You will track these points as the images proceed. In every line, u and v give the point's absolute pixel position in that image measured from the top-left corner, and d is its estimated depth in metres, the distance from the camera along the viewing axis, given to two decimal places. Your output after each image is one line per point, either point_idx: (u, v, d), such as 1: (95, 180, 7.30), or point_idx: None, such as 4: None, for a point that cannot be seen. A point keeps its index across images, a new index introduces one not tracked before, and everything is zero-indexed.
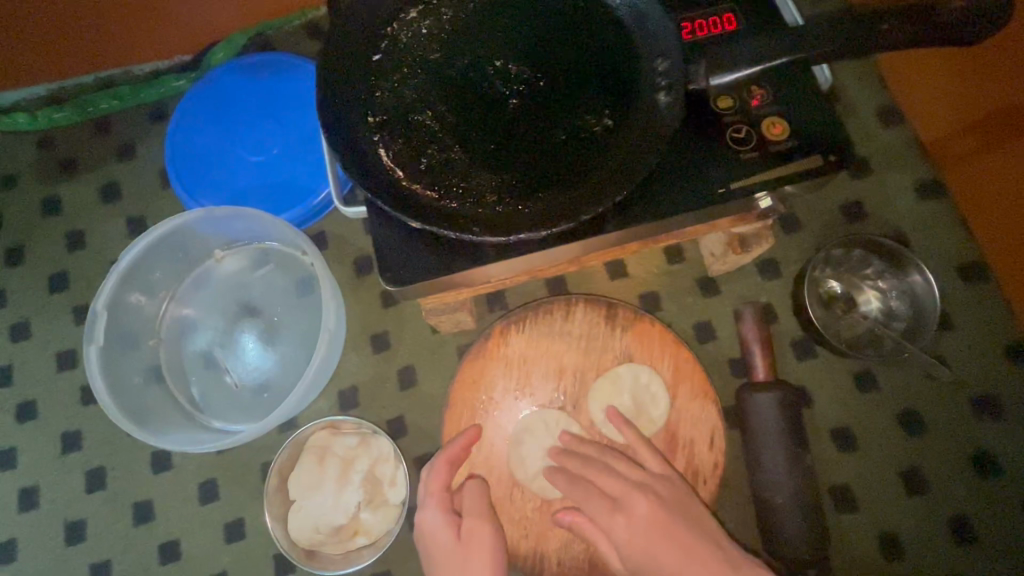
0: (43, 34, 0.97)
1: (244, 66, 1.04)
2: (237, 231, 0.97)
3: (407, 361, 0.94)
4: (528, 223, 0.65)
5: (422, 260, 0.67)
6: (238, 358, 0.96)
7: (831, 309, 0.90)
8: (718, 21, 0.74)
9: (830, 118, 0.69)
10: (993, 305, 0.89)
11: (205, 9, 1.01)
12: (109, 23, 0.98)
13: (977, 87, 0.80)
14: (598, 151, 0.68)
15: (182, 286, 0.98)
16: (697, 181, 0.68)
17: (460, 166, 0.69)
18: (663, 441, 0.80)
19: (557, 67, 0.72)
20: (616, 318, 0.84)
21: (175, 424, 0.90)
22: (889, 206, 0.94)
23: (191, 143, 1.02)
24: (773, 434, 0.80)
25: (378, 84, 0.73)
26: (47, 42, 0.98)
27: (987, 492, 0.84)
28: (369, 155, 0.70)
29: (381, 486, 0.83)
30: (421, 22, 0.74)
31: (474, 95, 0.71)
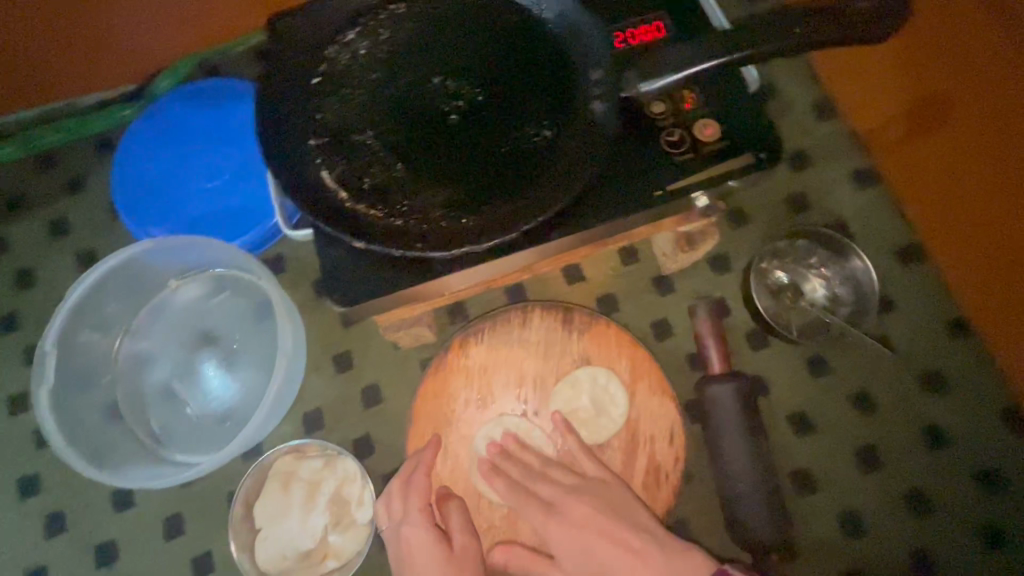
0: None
1: (188, 94, 1.03)
2: (190, 260, 0.96)
3: (370, 379, 0.93)
4: (473, 237, 0.66)
5: (370, 279, 0.67)
6: (198, 389, 0.94)
7: (780, 299, 0.92)
8: (648, 28, 0.76)
9: (757, 118, 0.72)
10: (932, 284, 0.92)
11: (145, 36, 1.00)
12: (47, 55, 0.96)
13: (899, 79, 0.84)
14: (538, 161, 0.69)
15: (137, 319, 0.97)
16: (637, 186, 0.70)
17: (404, 184, 0.69)
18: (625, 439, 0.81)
19: (495, 81, 0.73)
20: (572, 322, 0.85)
21: (136, 461, 0.88)
22: (830, 196, 0.97)
23: (141, 175, 1.01)
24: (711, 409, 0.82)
25: (319, 107, 0.73)
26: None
27: (939, 465, 0.87)
28: (311, 178, 0.70)
29: (348, 506, 0.82)
30: (359, 44, 0.75)
31: (414, 113, 0.72)
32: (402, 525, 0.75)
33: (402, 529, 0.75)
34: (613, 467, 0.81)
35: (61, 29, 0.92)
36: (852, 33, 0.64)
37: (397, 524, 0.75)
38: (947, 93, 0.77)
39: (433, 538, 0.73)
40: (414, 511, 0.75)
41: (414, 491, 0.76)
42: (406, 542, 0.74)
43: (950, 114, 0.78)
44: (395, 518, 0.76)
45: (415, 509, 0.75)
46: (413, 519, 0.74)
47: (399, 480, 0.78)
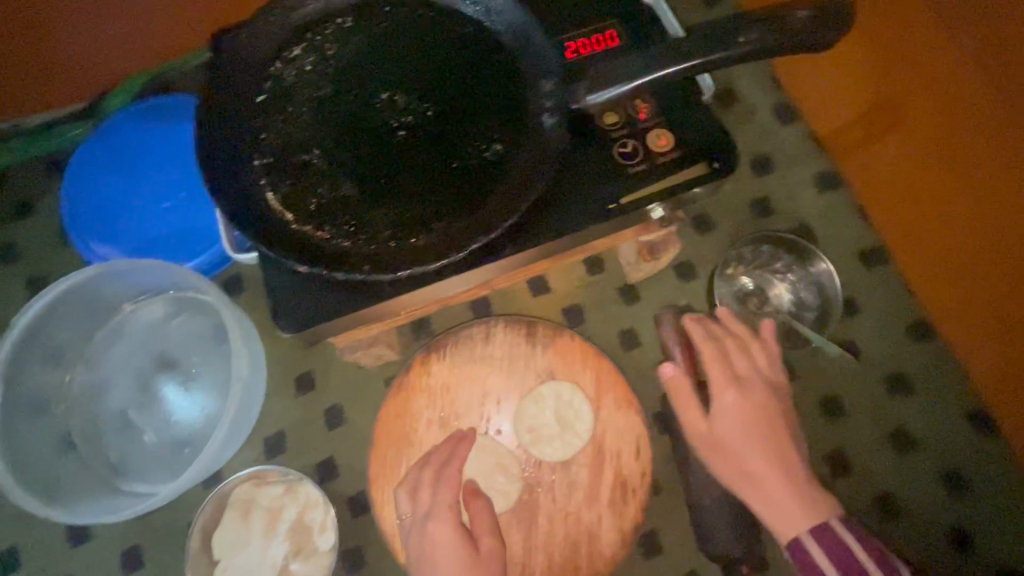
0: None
1: (137, 112, 0.99)
2: (144, 283, 0.93)
3: (333, 400, 0.91)
4: (422, 257, 0.65)
5: (319, 303, 0.66)
6: (155, 416, 0.92)
7: (746, 305, 0.92)
8: (601, 38, 0.75)
9: (712, 126, 0.71)
10: (895, 286, 0.92)
11: (91, 43, 0.96)
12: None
13: (856, 82, 0.84)
14: (488, 176, 0.68)
15: (91, 345, 0.94)
16: (589, 199, 0.69)
17: (352, 203, 0.68)
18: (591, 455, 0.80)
19: (444, 94, 0.71)
20: (536, 336, 0.84)
21: (90, 493, 0.86)
22: (793, 199, 0.97)
23: (91, 196, 0.98)
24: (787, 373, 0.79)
25: (264, 125, 0.71)
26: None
27: (906, 467, 0.87)
28: (257, 200, 0.68)
29: (310, 533, 0.80)
30: (305, 59, 0.73)
31: (361, 130, 0.70)
32: (429, 519, 0.67)
33: (427, 526, 0.67)
34: (579, 483, 0.79)
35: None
36: (803, 40, 0.63)
37: (424, 519, 0.68)
38: (903, 93, 0.77)
39: (463, 542, 0.65)
40: (443, 507, 0.68)
41: (448, 486, 0.69)
42: (432, 541, 0.65)
43: (907, 115, 0.78)
44: (420, 512, 0.69)
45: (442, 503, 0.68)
46: (443, 516, 0.66)
47: (434, 469, 0.72)
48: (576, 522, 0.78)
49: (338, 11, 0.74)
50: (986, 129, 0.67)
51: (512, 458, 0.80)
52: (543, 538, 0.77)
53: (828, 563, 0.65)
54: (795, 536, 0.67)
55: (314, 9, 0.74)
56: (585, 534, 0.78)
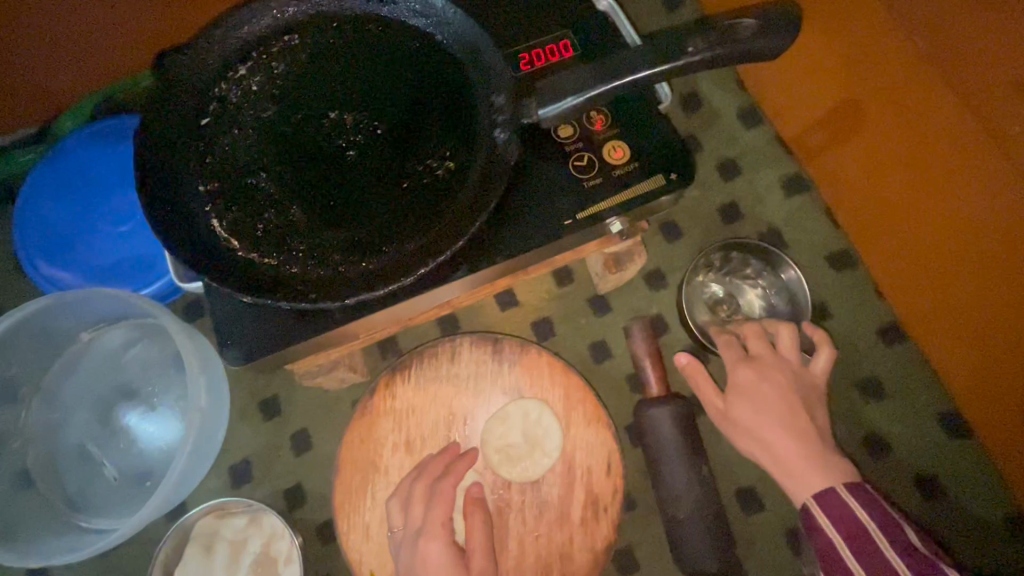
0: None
1: (88, 135, 0.96)
2: (101, 312, 0.91)
3: (299, 425, 0.89)
4: (372, 282, 0.63)
5: (269, 332, 0.64)
6: (117, 447, 0.89)
7: (716, 313, 0.90)
8: (555, 48, 0.73)
9: (669, 136, 0.69)
10: (865, 289, 0.91)
11: (31, 72, 0.92)
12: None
13: (819, 84, 0.83)
14: (440, 196, 0.66)
15: (47, 377, 0.91)
16: (544, 214, 0.67)
17: (301, 227, 0.66)
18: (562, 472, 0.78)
19: (394, 112, 0.69)
20: (503, 353, 0.82)
21: (47, 531, 0.83)
22: (761, 204, 0.96)
23: (42, 222, 0.95)
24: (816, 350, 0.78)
25: (208, 149, 0.69)
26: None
27: (880, 472, 0.86)
28: (202, 227, 0.66)
29: (275, 565, 0.78)
30: (250, 79, 0.71)
31: (309, 151, 0.68)
32: (422, 538, 0.68)
33: (418, 542, 0.68)
34: (549, 503, 0.77)
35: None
36: (755, 49, 0.61)
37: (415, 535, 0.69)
38: (866, 95, 0.76)
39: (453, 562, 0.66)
40: (435, 524, 0.69)
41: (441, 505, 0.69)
42: (423, 559, 0.67)
43: (870, 117, 0.76)
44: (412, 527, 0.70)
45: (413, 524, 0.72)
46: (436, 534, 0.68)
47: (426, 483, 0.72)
48: (548, 543, 0.76)
49: (284, 28, 0.72)
50: (947, 133, 0.66)
51: (480, 480, 0.79)
52: (514, 561, 0.76)
53: (835, 528, 0.65)
54: (805, 502, 0.68)
55: (259, 28, 0.72)
56: (557, 555, 0.76)
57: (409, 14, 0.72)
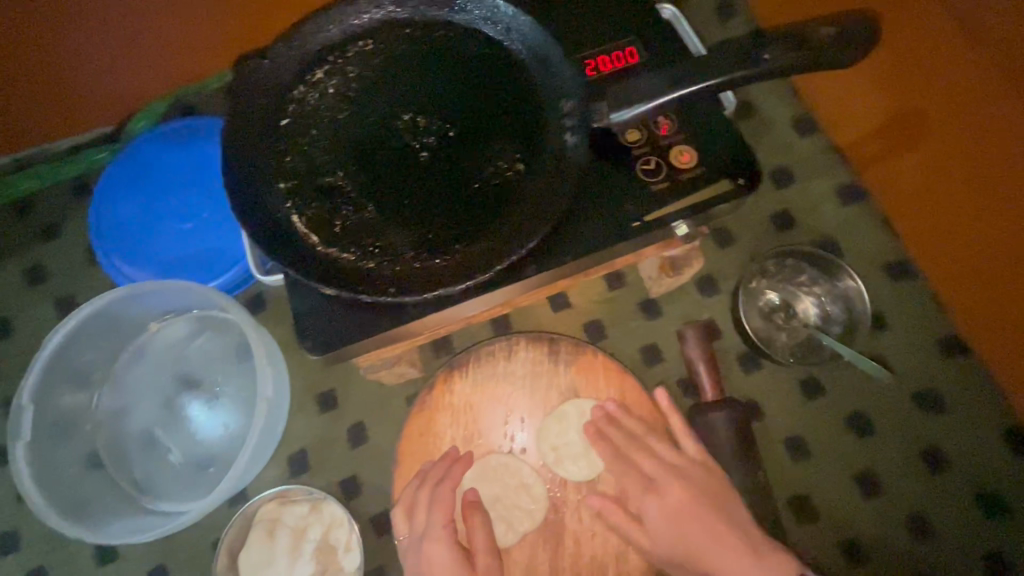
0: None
1: (160, 135, 1.01)
2: (168, 303, 0.94)
3: (354, 419, 0.91)
4: (446, 279, 0.65)
5: (346, 325, 0.67)
6: (180, 434, 0.92)
7: (772, 321, 0.91)
8: (620, 55, 0.75)
9: (735, 142, 0.70)
10: (924, 299, 0.90)
11: (113, 77, 0.97)
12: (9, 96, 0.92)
13: (880, 95, 0.82)
14: (512, 196, 0.68)
15: (116, 366, 0.95)
16: (613, 217, 0.69)
17: (375, 225, 0.68)
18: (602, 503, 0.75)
19: (465, 115, 0.71)
20: (559, 353, 0.83)
21: (117, 512, 0.86)
22: (816, 212, 0.96)
23: (116, 217, 0.99)
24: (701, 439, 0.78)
25: (287, 148, 0.71)
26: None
27: (939, 486, 0.85)
28: (283, 223, 0.68)
29: (335, 553, 0.81)
30: (327, 83, 0.74)
31: (382, 152, 0.71)
32: (424, 541, 0.72)
33: (422, 545, 0.72)
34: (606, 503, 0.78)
35: (23, 66, 0.88)
36: (828, 60, 0.62)
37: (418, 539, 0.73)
38: (930, 107, 0.75)
39: (455, 561, 0.69)
40: (437, 527, 0.71)
41: (440, 506, 0.72)
42: (428, 560, 0.70)
43: (933, 129, 0.76)
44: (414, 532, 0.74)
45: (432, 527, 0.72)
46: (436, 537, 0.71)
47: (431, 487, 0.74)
48: (603, 544, 0.77)
49: (358, 35, 0.75)
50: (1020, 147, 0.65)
51: (537, 479, 0.80)
52: (569, 560, 0.77)
53: None
54: None
55: (335, 34, 0.75)
56: (612, 555, 0.76)
57: (477, 22, 0.75)
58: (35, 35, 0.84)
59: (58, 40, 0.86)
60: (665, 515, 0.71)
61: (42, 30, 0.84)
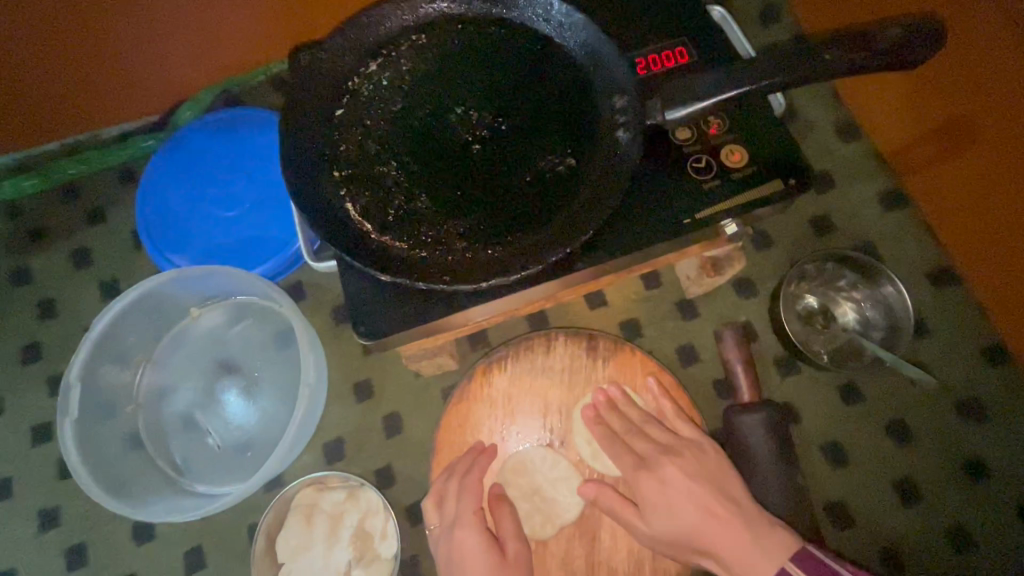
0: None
1: (207, 124, 1.03)
2: (210, 289, 0.96)
3: (390, 408, 0.92)
4: (498, 268, 0.66)
5: (396, 312, 0.68)
6: (218, 418, 0.93)
7: (810, 324, 0.91)
8: (671, 54, 0.75)
9: (786, 143, 0.70)
10: (966, 308, 0.90)
11: (165, 67, 0.99)
12: (63, 82, 0.94)
13: (926, 101, 0.82)
14: (563, 191, 0.69)
15: (157, 349, 0.96)
16: (663, 213, 0.69)
17: (427, 216, 0.69)
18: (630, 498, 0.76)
19: (518, 110, 0.73)
20: (598, 349, 0.83)
21: (156, 493, 0.88)
22: (856, 218, 0.96)
23: (161, 203, 1.01)
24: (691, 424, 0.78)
25: (342, 138, 0.73)
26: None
27: (979, 496, 0.84)
28: (337, 210, 0.70)
29: (371, 540, 0.82)
30: (380, 75, 0.75)
31: (436, 143, 0.72)
32: (455, 528, 0.73)
33: (454, 532, 0.73)
34: None
35: (77, 54, 0.89)
36: (890, 61, 0.62)
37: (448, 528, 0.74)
38: (977, 112, 0.74)
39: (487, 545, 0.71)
40: (468, 514, 0.74)
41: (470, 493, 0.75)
42: (460, 546, 0.72)
43: (982, 134, 0.75)
44: (446, 521, 0.75)
45: (469, 511, 0.74)
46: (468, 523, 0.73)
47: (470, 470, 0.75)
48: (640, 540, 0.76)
49: (413, 28, 0.76)
50: None
51: (574, 472, 0.80)
52: (606, 555, 0.76)
53: None
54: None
55: (391, 27, 0.76)
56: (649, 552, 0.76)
57: (530, 19, 0.76)
58: (91, 26, 0.85)
59: (112, 30, 0.87)
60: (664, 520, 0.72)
61: (98, 21, 0.85)
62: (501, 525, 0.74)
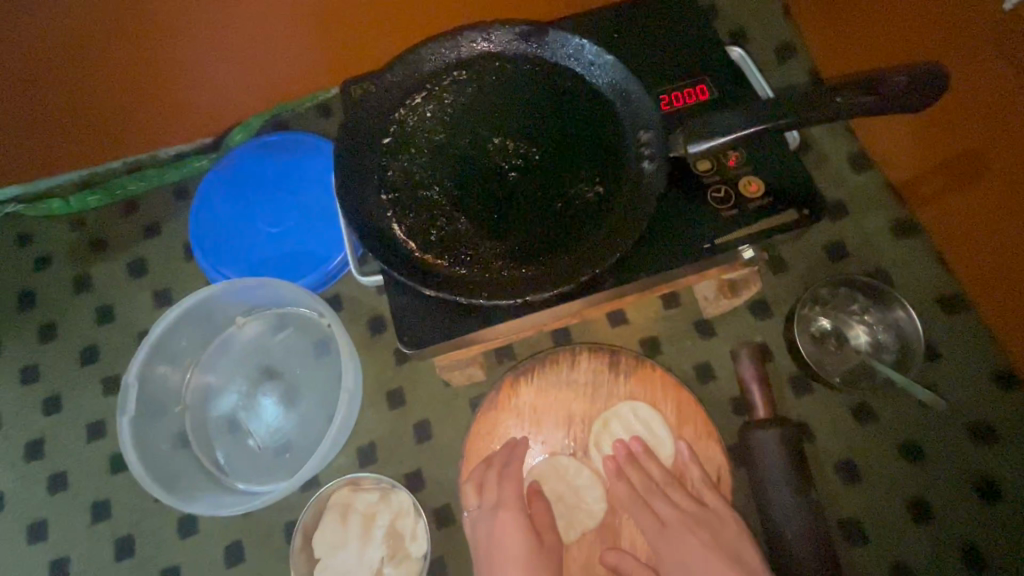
0: (42, 107, 0.97)
1: (258, 147, 1.11)
2: (257, 299, 1.03)
3: (421, 416, 0.98)
4: (531, 286, 0.71)
5: (436, 324, 0.74)
6: (260, 421, 1.00)
7: (823, 345, 0.95)
8: (692, 91, 0.82)
9: (801, 175, 0.76)
10: (977, 334, 0.93)
11: (221, 94, 1.07)
12: (118, 99, 1.00)
13: (936, 137, 0.87)
14: (592, 216, 0.75)
15: (205, 354, 1.03)
16: (685, 238, 0.75)
17: (467, 237, 0.75)
18: (652, 505, 0.80)
19: (551, 142, 0.79)
20: (619, 365, 0.88)
21: (201, 489, 0.94)
22: (869, 245, 1.00)
23: (212, 218, 1.09)
24: (712, 449, 0.84)
25: (389, 164, 0.80)
26: (55, 121, 1.01)
27: (990, 517, 0.87)
28: (384, 229, 0.76)
29: (402, 540, 0.87)
30: (425, 107, 0.82)
31: (476, 171, 0.79)
32: (500, 509, 0.76)
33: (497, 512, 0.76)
34: None
35: (134, 74, 0.96)
36: (897, 104, 0.67)
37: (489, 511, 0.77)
38: (986, 148, 0.79)
39: None
40: (510, 498, 0.77)
41: (512, 480, 0.79)
42: (502, 527, 0.75)
43: (990, 168, 0.79)
44: (489, 504, 0.78)
45: (512, 495, 0.77)
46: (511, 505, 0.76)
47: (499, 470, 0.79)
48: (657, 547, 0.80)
49: (455, 65, 0.83)
50: None
51: (596, 481, 0.85)
52: None
53: None
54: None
55: (435, 63, 0.83)
56: None
57: (562, 58, 0.83)
58: (151, 50, 0.92)
59: (170, 56, 0.94)
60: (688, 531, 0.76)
61: (158, 47, 0.92)
62: (536, 514, 0.78)
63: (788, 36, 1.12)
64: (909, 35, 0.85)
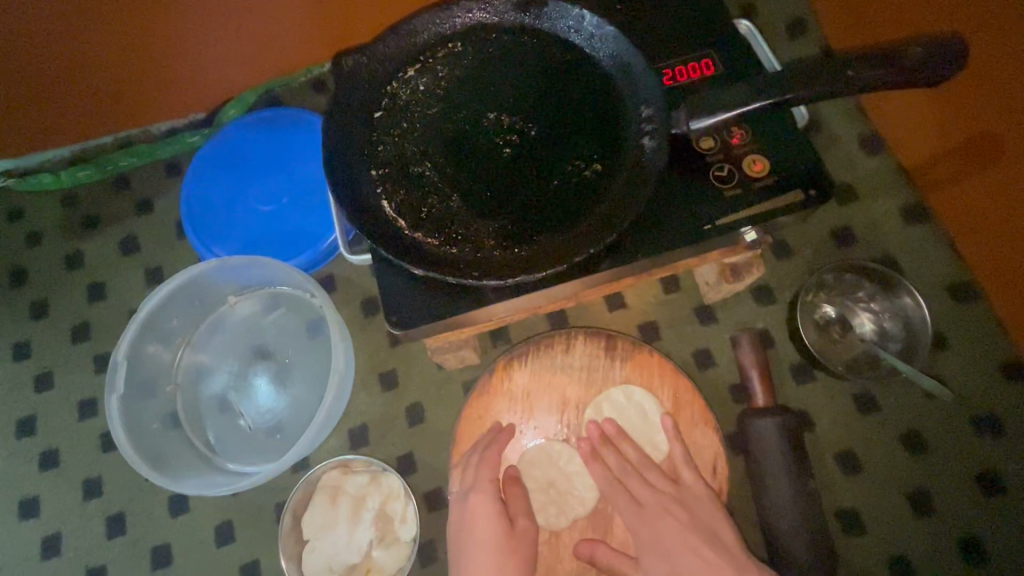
0: (16, 72, 0.91)
1: (251, 122, 1.08)
2: (248, 278, 1.01)
3: (414, 399, 0.97)
4: (523, 267, 0.69)
5: (426, 304, 0.72)
6: (252, 401, 0.98)
7: (827, 333, 0.92)
8: (697, 66, 0.78)
9: (808, 155, 0.72)
10: (986, 324, 0.90)
11: (213, 70, 1.05)
12: (114, 76, 0.98)
13: (951, 118, 0.83)
14: (588, 195, 0.72)
15: (196, 333, 1.02)
16: (684, 218, 0.72)
17: (459, 215, 0.73)
18: (634, 492, 0.78)
19: (548, 117, 0.76)
20: (616, 349, 0.85)
21: (192, 469, 0.93)
22: (877, 230, 0.97)
23: (202, 195, 1.06)
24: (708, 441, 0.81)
25: (380, 139, 0.77)
26: (48, 100, 0.99)
27: (993, 509, 0.84)
28: (373, 207, 0.74)
29: (391, 523, 0.86)
30: (418, 80, 0.79)
31: (469, 147, 0.76)
32: (470, 494, 0.76)
33: (467, 497, 0.77)
34: None
35: (130, 55, 0.95)
36: (912, 79, 0.64)
37: (464, 494, 0.77)
38: (1003, 131, 0.75)
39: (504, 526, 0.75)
40: (483, 482, 0.77)
41: (486, 463, 0.78)
42: (473, 512, 0.75)
43: (1005, 152, 0.76)
44: (463, 488, 0.78)
45: (485, 480, 0.77)
46: (483, 488, 0.76)
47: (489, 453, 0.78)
48: None
49: (450, 36, 0.80)
50: None
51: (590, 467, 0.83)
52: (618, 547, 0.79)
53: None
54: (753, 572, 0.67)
55: (429, 34, 0.80)
56: None
57: (562, 30, 0.79)
58: (139, 20, 0.88)
59: (161, 29, 0.91)
60: (683, 515, 0.74)
61: (147, 16, 0.88)
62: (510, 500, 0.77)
63: (801, 12, 1.08)
64: (926, 12, 0.80)
